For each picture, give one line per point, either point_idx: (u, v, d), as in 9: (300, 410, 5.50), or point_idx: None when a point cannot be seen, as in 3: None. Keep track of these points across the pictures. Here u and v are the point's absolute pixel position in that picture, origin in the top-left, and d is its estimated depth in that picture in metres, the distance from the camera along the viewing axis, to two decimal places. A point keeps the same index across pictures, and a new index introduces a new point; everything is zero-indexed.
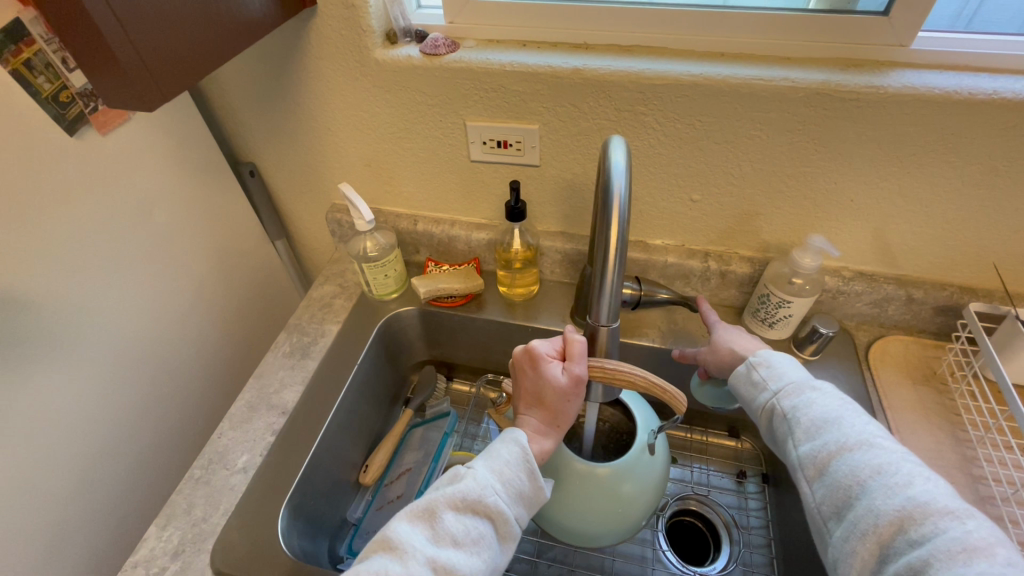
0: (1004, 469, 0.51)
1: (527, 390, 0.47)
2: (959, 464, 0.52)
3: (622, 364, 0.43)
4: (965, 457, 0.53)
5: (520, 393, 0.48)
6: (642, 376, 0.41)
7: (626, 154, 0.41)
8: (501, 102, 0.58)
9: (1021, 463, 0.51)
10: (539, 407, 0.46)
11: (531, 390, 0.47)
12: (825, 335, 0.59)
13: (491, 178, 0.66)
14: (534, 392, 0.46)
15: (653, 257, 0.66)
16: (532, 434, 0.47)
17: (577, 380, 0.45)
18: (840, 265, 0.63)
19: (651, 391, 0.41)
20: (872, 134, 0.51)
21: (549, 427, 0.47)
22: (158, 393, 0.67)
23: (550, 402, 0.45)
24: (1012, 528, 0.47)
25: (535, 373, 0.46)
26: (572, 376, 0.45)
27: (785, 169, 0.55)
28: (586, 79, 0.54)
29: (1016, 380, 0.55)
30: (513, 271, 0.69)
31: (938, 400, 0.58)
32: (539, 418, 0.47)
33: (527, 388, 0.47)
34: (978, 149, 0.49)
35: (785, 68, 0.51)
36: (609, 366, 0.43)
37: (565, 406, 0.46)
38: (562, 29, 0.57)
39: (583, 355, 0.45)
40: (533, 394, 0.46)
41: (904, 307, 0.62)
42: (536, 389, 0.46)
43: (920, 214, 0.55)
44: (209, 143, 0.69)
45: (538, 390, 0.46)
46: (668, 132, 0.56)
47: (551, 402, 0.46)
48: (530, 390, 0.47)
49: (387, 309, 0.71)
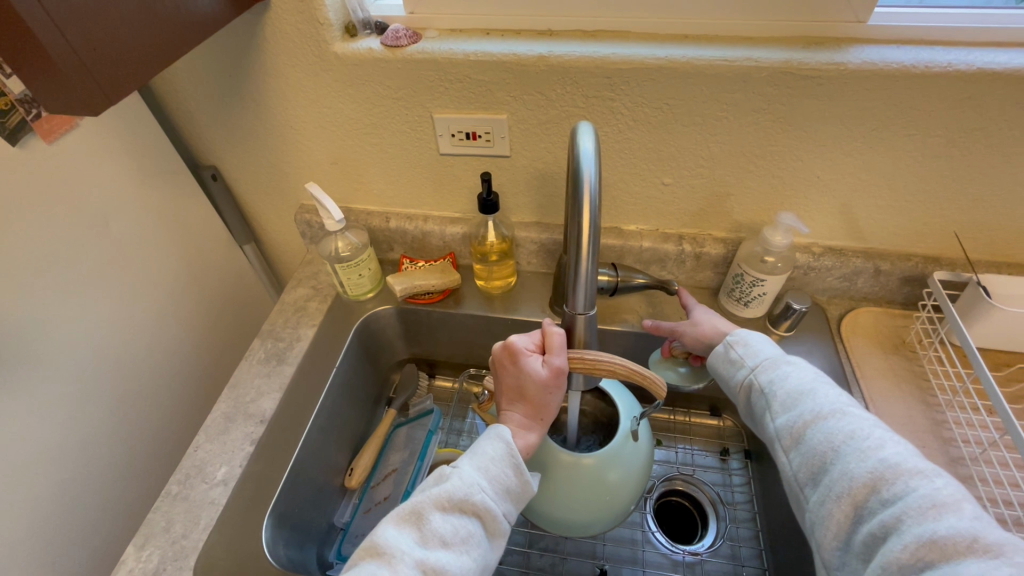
0: (972, 430, 0.53)
1: (509, 386, 0.47)
2: (930, 428, 0.54)
3: (601, 354, 0.43)
4: (936, 421, 0.54)
5: (502, 389, 0.48)
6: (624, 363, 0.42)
7: (594, 140, 0.41)
8: (468, 92, 0.57)
9: (988, 423, 0.53)
10: (521, 402, 0.46)
11: (512, 386, 0.46)
12: (798, 311, 0.61)
13: (462, 171, 0.65)
14: (515, 387, 0.46)
15: (628, 243, 0.66)
16: (516, 430, 0.46)
17: (556, 372, 0.45)
18: (810, 241, 0.64)
19: (632, 378, 0.42)
20: (835, 111, 0.51)
21: (533, 421, 0.46)
22: (128, 409, 0.65)
23: (532, 396, 0.45)
24: (982, 486, 0.49)
25: (515, 368, 0.46)
26: (551, 369, 0.44)
27: (752, 149, 0.56)
28: (552, 67, 0.53)
29: (981, 343, 0.57)
30: (489, 264, 0.68)
31: (908, 367, 0.60)
32: (522, 412, 0.46)
33: (508, 383, 0.47)
34: (936, 121, 0.50)
35: (748, 48, 0.51)
36: (590, 355, 0.43)
37: (546, 399, 0.45)
38: (526, 17, 0.56)
39: (562, 347, 0.45)
40: (514, 390, 0.46)
41: (872, 279, 0.64)
42: (516, 384, 0.46)
43: (883, 188, 0.57)
44: (166, 147, 0.67)
45: (519, 385, 0.46)
46: (637, 117, 0.56)
47: (533, 396, 0.45)
48: (511, 386, 0.46)
49: (364, 310, 0.70)
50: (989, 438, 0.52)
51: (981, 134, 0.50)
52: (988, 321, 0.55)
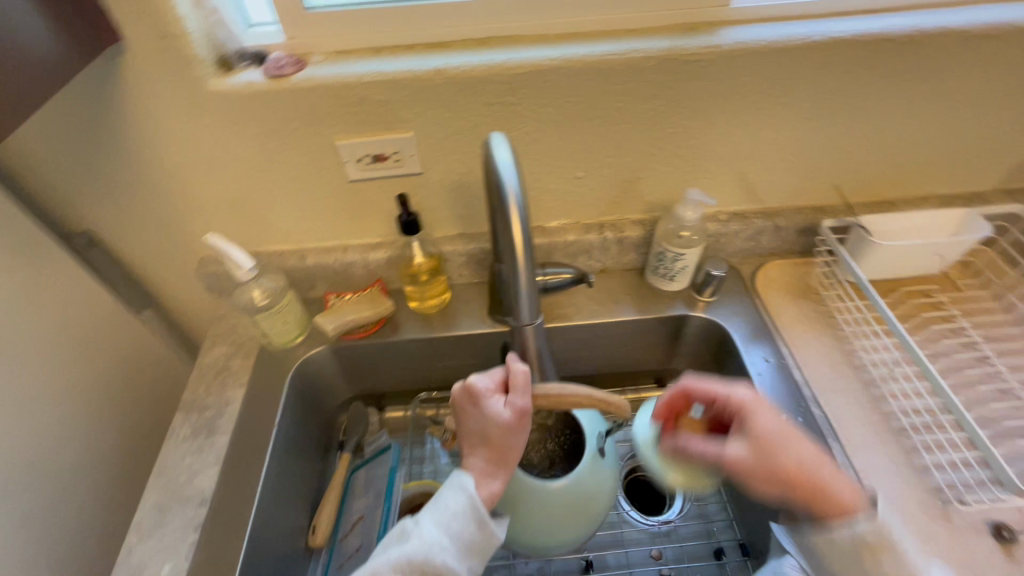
0: (878, 353, 0.60)
1: (474, 430, 0.46)
2: (844, 359, 0.61)
3: (565, 387, 0.47)
4: (848, 352, 0.61)
5: (466, 435, 0.47)
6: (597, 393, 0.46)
7: (509, 149, 0.41)
8: (367, 114, 0.54)
9: (888, 345, 0.60)
10: (486, 448, 0.45)
11: (478, 430, 0.46)
12: (718, 277, 0.65)
13: (375, 195, 0.62)
14: (482, 431, 0.46)
15: (554, 240, 0.68)
16: (483, 478, 0.45)
17: (522, 411, 0.46)
18: (716, 210, 0.69)
19: (608, 405, 0.46)
20: (718, 89, 0.56)
21: (499, 469, 0.45)
22: (32, 528, 0.56)
23: (498, 438, 0.45)
24: (894, 402, 0.56)
25: (480, 410, 0.46)
26: (521, 411, 0.45)
27: (652, 133, 0.59)
28: (450, 79, 0.52)
29: (871, 275, 0.65)
30: (421, 284, 0.66)
31: (816, 307, 0.66)
32: (489, 458, 0.45)
33: (473, 428, 0.46)
34: (802, 88, 0.56)
35: (633, 40, 0.54)
36: (563, 390, 0.46)
37: (511, 442, 0.46)
38: (414, 31, 0.55)
39: (526, 385, 0.46)
40: (480, 435, 0.46)
41: (774, 235, 0.70)
42: (483, 429, 0.46)
43: (769, 153, 0.62)
44: (24, 219, 0.58)
45: (485, 429, 0.46)
46: (542, 117, 0.56)
47: (503, 439, 0.45)
48: (476, 432, 0.46)
49: (295, 356, 0.65)
50: (892, 358, 0.59)
51: (839, 94, 0.57)
52: (871, 256, 0.63)
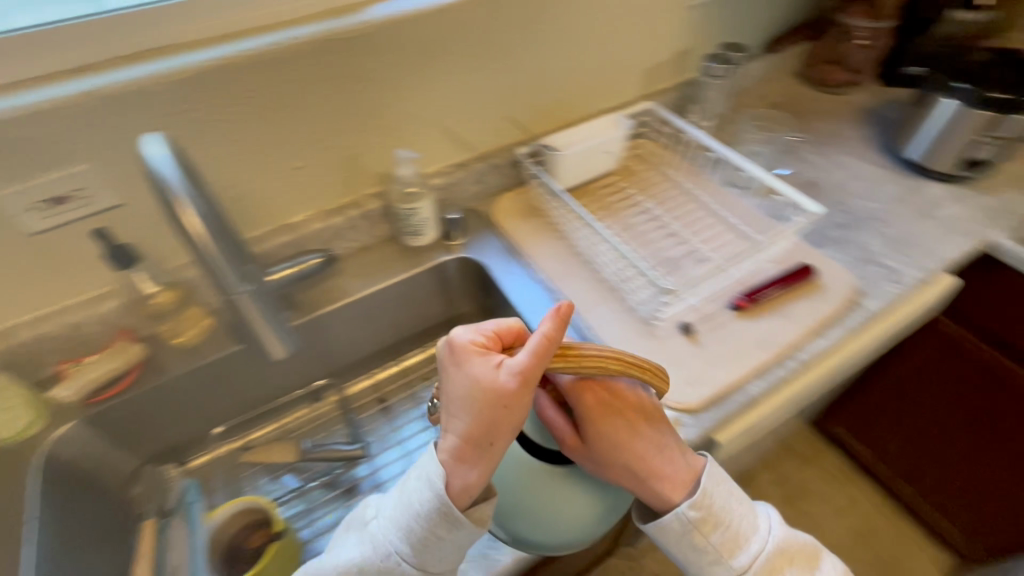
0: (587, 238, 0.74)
1: (470, 393, 0.44)
2: (568, 253, 0.74)
3: (591, 350, 0.45)
4: (570, 246, 0.75)
5: (455, 401, 0.45)
6: (623, 359, 0.45)
7: (164, 145, 0.45)
8: (15, 157, 0.50)
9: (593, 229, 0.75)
10: (462, 422, 0.45)
11: (468, 396, 0.45)
12: (456, 220, 0.75)
13: (73, 240, 0.58)
14: (479, 399, 0.44)
15: (298, 232, 0.70)
16: (461, 456, 0.45)
17: (522, 378, 0.43)
18: (440, 165, 0.78)
19: (629, 369, 0.46)
20: (384, 57, 0.63)
21: (478, 451, 0.45)
22: None
23: (487, 407, 0.44)
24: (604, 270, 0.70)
25: (471, 370, 0.45)
26: (529, 369, 0.43)
27: (344, 110, 0.64)
28: (100, 98, 0.51)
29: (569, 184, 0.81)
30: (169, 319, 0.65)
31: (542, 221, 0.79)
32: (474, 435, 0.44)
33: (471, 393, 0.44)
34: (453, 43, 0.66)
35: (286, 30, 0.59)
36: (582, 351, 0.45)
37: (500, 413, 0.44)
38: (43, 60, 0.52)
39: (535, 355, 0.43)
40: (478, 402, 0.44)
41: (496, 172, 0.81)
42: (486, 394, 0.44)
43: (457, 104, 0.72)
44: None
45: (473, 393, 0.44)
46: (225, 117, 0.58)
47: (496, 409, 0.44)
48: (477, 403, 0.44)
49: (38, 444, 0.58)
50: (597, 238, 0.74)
51: (484, 44, 0.69)
52: (563, 168, 0.78)
